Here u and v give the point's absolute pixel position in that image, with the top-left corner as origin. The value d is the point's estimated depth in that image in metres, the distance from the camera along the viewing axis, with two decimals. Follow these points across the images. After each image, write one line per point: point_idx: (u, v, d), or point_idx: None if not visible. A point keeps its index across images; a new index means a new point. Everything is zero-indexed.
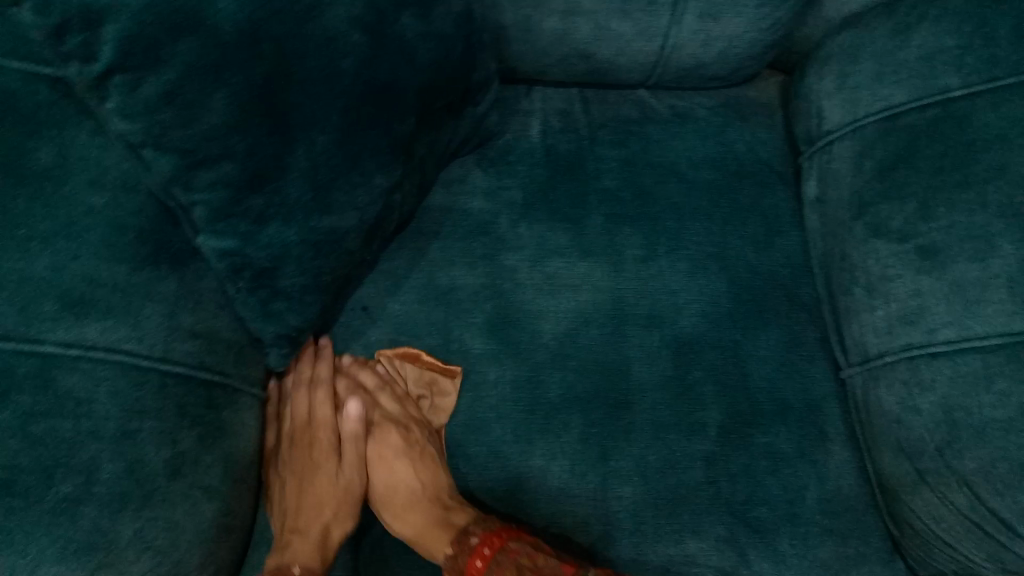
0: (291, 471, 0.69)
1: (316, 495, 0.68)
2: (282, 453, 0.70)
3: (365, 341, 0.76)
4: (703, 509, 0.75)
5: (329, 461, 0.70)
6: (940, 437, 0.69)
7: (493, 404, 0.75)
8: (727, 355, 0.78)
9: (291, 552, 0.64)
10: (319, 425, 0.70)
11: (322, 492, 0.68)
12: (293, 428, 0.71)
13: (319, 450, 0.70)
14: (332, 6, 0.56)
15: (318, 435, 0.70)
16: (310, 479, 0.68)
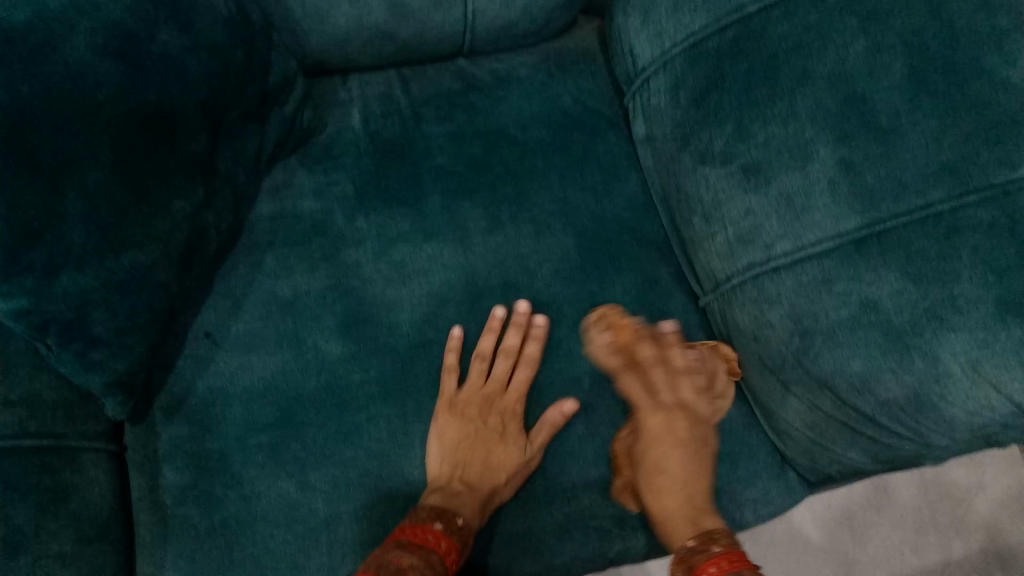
0: (463, 436, 0.72)
1: (491, 460, 0.72)
2: (457, 405, 0.73)
3: (216, 367, 0.73)
4: (590, 461, 0.76)
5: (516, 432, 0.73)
6: (795, 347, 0.70)
7: (362, 404, 0.74)
8: (586, 307, 0.78)
9: (458, 503, 0.69)
10: (515, 395, 0.75)
11: (507, 461, 0.72)
12: (471, 388, 0.74)
13: (507, 420, 0.74)
14: (67, 37, 0.55)
15: (507, 408, 0.74)
16: (470, 439, 0.72)
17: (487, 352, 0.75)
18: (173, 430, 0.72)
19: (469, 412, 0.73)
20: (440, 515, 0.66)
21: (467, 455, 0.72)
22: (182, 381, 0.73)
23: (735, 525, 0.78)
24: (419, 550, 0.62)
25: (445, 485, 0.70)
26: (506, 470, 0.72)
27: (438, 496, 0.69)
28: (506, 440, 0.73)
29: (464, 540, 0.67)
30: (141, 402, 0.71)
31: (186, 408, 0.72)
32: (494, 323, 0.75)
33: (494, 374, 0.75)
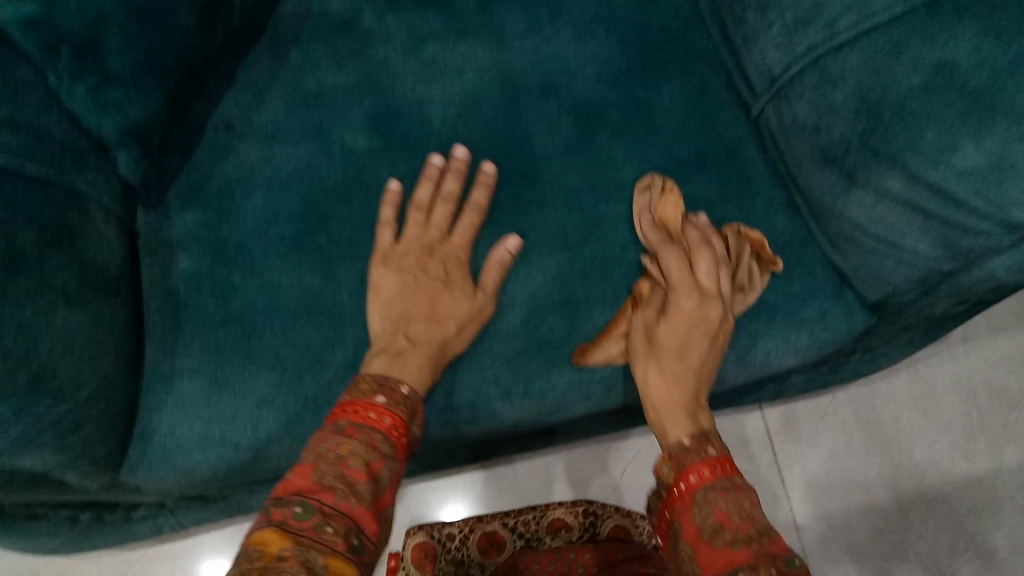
0: (403, 291, 0.63)
1: (438, 309, 0.63)
2: (393, 258, 0.65)
3: (236, 157, 0.69)
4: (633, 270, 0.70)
5: (462, 278, 0.65)
6: (862, 127, 0.64)
7: (389, 200, 0.68)
8: (630, 110, 0.72)
9: (402, 366, 0.59)
10: (456, 245, 0.66)
11: (456, 308, 0.63)
12: (409, 239, 0.65)
13: (452, 269, 0.65)
14: None
15: (450, 256, 0.65)
16: (411, 292, 0.63)
17: (424, 200, 0.67)
18: (189, 216, 0.68)
19: (409, 264, 0.64)
20: (381, 386, 0.56)
21: (410, 307, 0.62)
22: (200, 171, 0.68)
23: (790, 346, 0.73)
24: (361, 429, 0.52)
25: (389, 343, 0.61)
26: (456, 317, 0.63)
27: (382, 362, 0.59)
28: (452, 285, 0.64)
29: (411, 410, 0.56)
30: (158, 184, 0.68)
31: (204, 196, 0.68)
32: (432, 172, 0.67)
33: (432, 223, 0.66)
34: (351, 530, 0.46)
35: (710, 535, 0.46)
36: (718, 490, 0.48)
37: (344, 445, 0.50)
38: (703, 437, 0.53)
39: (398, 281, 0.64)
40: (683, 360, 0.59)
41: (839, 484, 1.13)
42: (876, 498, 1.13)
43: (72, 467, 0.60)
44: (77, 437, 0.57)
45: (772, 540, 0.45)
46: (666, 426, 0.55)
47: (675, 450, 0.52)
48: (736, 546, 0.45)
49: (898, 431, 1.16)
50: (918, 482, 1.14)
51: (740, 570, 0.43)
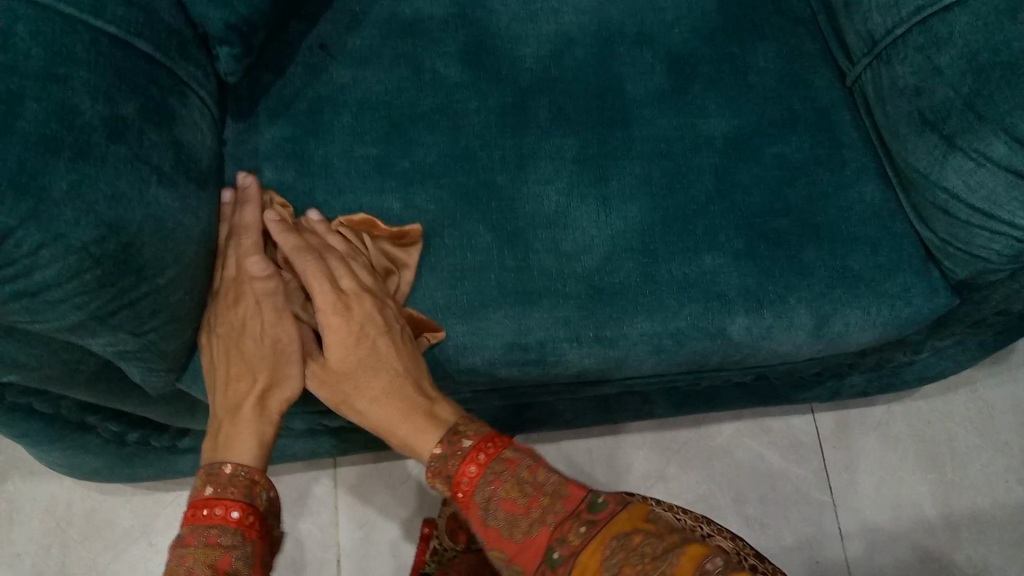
0: (222, 355, 0.57)
1: (244, 360, 0.56)
2: (232, 301, 0.58)
3: (328, 76, 0.69)
4: (716, 222, 0.69)
5: (261, 321, 0.56)
6: (970, 88, 0.63)
7: (476, 131, 0.68)
8: (725, 66, 0.73)
9: (233, 437, 0.53)
10: (250, 281, 0.58)
11: (254, 353, 0.56)
12: (223, 288, 0.59)
13: (250, 318, 0.57)
14: None
15: (247, 291, 0.58)
16: (226, 354, 0.56)
17: (254, 228, 0.60)
18: (278, 130, 0.67)
19: (218, 324, 0.58)
20: (214, 468, 0.51)
21: (228, 370, 0.56)
22: (290, 87, 0.68)
23: (871, 321, 0.70)
24: (196, 534, 0.48)
25: (217, 424, 0.54)
26: (263, 364, 0.55)
27: (210, 442, 0.53)
28: (248, 327, 0.57)
29: (248, 483, 0.51)
30: (252, 94, 0.68)
31: (292, 111, 0.68)
32: (224, 210, 0.62)
33: (240, 263, 0.59)
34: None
35: (510, 532, 0.46)
36: (492, 482, 0.48)
37: (185, 557, 0.47)
38: (440, 451, 0.51)
39: (215, 348, 0.58)
40: (389, 382, 0.55)
41: (886, 497, 1.07)
42: (924, 515, 1.07)
43: (141, 360, 0.58)
44: (151, 326, 0.56)
45: (561, 507, 0.46)
46: (414, 447, 0.53)
47: (433, 466, 0.51)
48: (535, 531, 0.45)
49: (952, 448, 1.10)
50: (969, 503, 1.08)
51: (554, 549, 0.44)
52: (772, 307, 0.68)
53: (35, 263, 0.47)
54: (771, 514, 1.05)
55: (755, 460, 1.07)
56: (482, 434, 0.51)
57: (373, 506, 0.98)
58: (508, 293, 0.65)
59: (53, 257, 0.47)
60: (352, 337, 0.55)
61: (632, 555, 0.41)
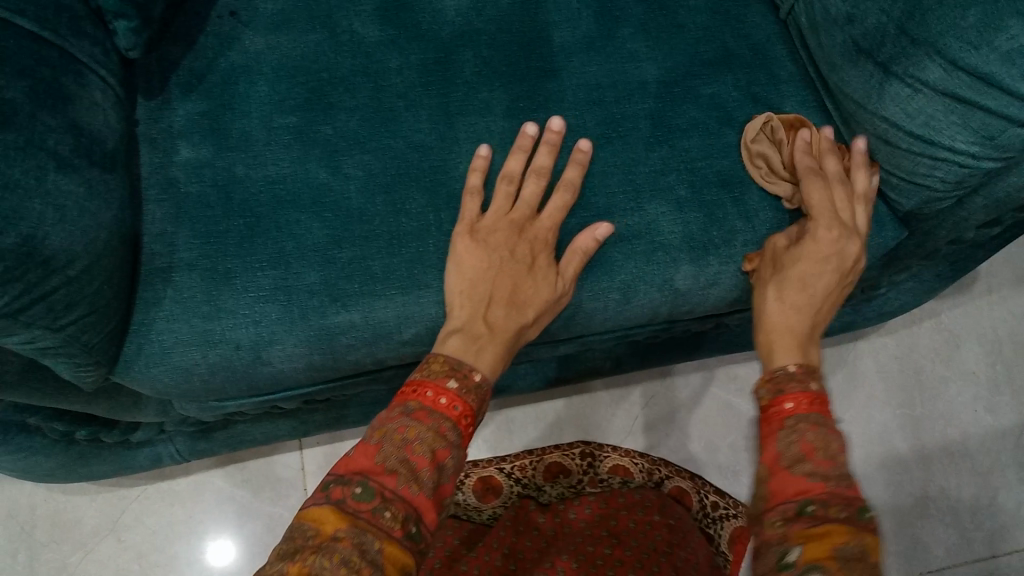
0: (489, 271, 0.59)
1: (521, 293, 0.59)
2: (480, 232, 0.61)
3: (241, 46, 0.66)
4: (656, 168, 0.67)
5: (543, 254, 0.61)
6: (900, 12, 0.61)
7: (399, 93, 0.66)
8: (654, 7, 0.71)
9: (476, 355, 0.56)
10: (547, 224, 0.62)
11: (535, 296, 0.60)
12: (497, 212, 0.62)
13: (539, 252, 0.61)
14: None
15: (538, 237, 0.62)
16: (495, 273, 0.59)
17: (515, 170, 0.63)
18: (193, 107, 0.64)
19: (504, 242, 0.60)
20: (455, 371, 0.54)
21: (493, 290, 0.59)
22: (202, 60, 0.66)
23: None
24: (430, 415, 0.51)
25: (467, 326, 0.57)
26: (534, 306, 0.59)
27: (455, 345, 0.56)
28: (535, 267, 0.60)
29: (483, 398, 0.55)
30: (161, 69, 0.65)
31: (206, 86, 0.65)
32: (529, 141, 0.64)
33: (522, 197, 0.62)
34: (410, 518, 0.46)
35: (795, 466, 0.48)
36: (807, 426, 0.50)
37: (412, 428, 0.49)
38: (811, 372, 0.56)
39: (488, 268, 0.59)
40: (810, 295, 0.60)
41: (858, 435, 1.07)
42: (896, 449, 1.07)
43: (65, 355, 0.56)
44: (66, 320, 0.53)
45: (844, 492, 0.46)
46: (778, 353, 0.57)
47: (780, 375, 0.55)
48: (813, 479, 0.47)
49: (920, 381, 1.10)
50: (941, 433, 1.08)
51: (811, 504, 0.46)
52: (718, 254, 0.67)
53: None
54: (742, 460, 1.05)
55: (722, 407, 1.07)
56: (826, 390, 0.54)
57: None
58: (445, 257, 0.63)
59: None
60: (833, 283, 0.60)
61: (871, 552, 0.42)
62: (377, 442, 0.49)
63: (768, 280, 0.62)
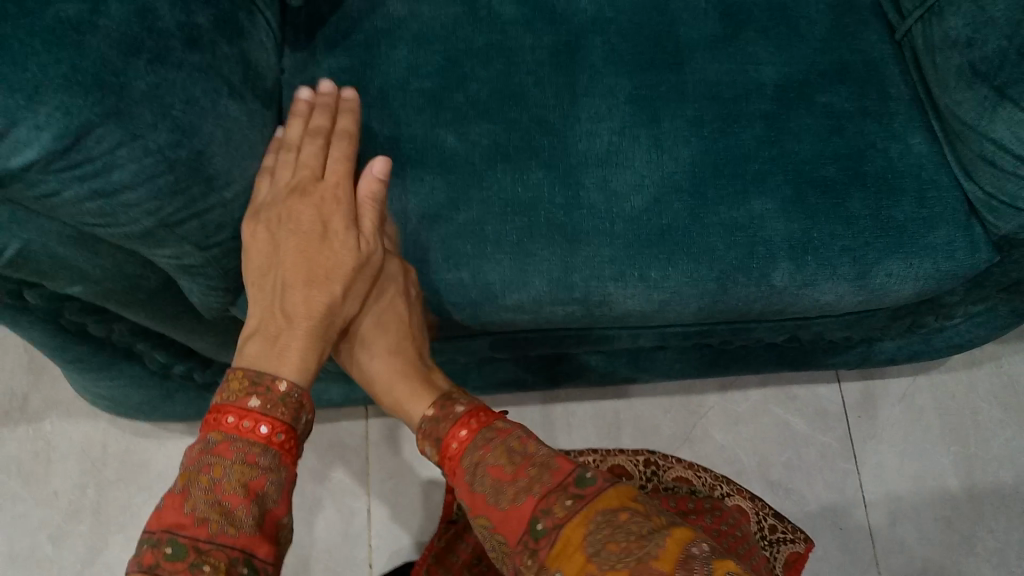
0: (292, 250, 0.57)
1: (319, 265, 0.57)
2: (266, 210, 0.57)
3: (386, 11, 0.70)
4: (767, 166, 0.70)
5: (337, 215, 0.58)
6: (1023, 39, 0.64)
7: (529, 69, 0.69)
8: (776, 16, 0.74)
9: (279, 355, 0.55)
10: (336, 181, 0.59)
11: (331, 263, 0.57)
12: (276, 185, 0.58)
13: (330, 212, 0.58)
14: None
15: (326, 195, 0.59)
16: (287, 251, 0.57)
17: (295, 135, 0.60)
18: (336, 62, 0.68)
19: (284, 212, 0.57)
20: (254, 389, 0.52)
21: (292, 271, 0.56)
22: (348, 20, 0.69)
23: (913, 270, 0.71)
24: (231, 443, 0.49)
25: (263, 325, 0.56)
26: (343, 271, 0.57)
27: (254, 352, 0.55)
28: (329, 233, 0.58)
29: (296, 406, 0.53)
30: (310, 25, 0.69)
31: (350, 44, 0.69)
32: (301, 108, 0.61)
33: (304, 161, 0.59)
34: (234, 560, 0.45)
35: (497, 499, 0.52)
36: (482, 449, 0.54)
37: (217, 466, 0.48)
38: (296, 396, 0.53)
39: (276, 251, 0.56)
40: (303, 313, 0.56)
41: (909, 467, 1.08)
42: (947, 486, 1.07)
43: (202, 276, 0.59)
44: (214, 241, 0.57)
45: (550, 479, 0.51)
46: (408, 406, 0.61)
47: (426, 427, 0.59)
48: (522, 500, 0.51)
49: (976, 421, 1.11)
50: (992, 476, 1.08)
51: (538, 520, 0.50)
52: (816, 255, 0.69)
53: (112, 163, 0.48)
54: (794, 478, 1.06)
55: (780, 425, 1.08)
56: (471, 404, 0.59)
57: (402, 455, 1.02)
58: (558, 229, 0.66)
59: (129, 158, 0.48)
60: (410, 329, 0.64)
61: (615, 532, 0.47)
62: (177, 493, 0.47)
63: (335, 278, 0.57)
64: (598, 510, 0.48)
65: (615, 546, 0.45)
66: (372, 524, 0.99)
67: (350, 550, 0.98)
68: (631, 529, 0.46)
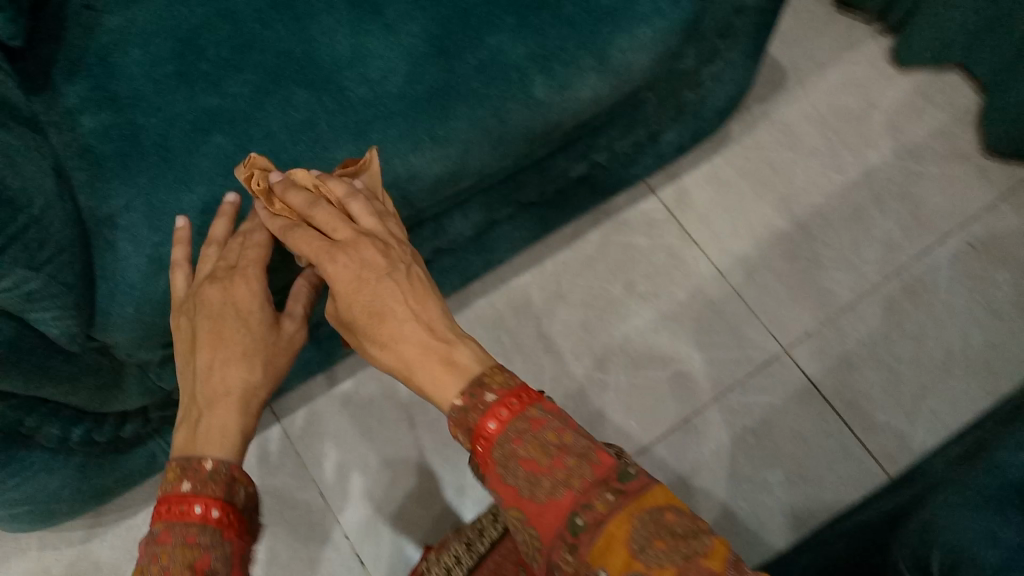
0: (208, 335, 0.62)
1: (230, 353, 0.62)
2: (184, 304, 0.65)
3: (101, 27, 0.74)
4: (488, 8, 0.79)
5: (255, 311, 0.64)
6: None
7: (253, 18, 0.76)
8: None
9: (198, 441, 0.59)
10: (250, 278, 0.65)
11: (243, 350, 0.63)
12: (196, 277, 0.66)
13: (240, 300, 0.64)
14: None
15: (240, 292, 0.65)
16: (201, 334, 0.63)
17: (220, 238, 0.68)
18: (80, 85, 0.72)
19: (214, 311, 0.63)
20: (187, 469, 0.56)
21: (204, 351, 0.62)
22: (72, 49, 0.74)
23: (639, 40, 0.82)
24: (175, 528, 0.53)
25: (187, 414, 0.61)
26: (252, 355, 0.63)
27: (182, 438, 0.59)
28: (243, 326, 0.64)
29: (229, 480, 0.57)
30: (36, 64, 0.73)
31: (84, 67, 0.73)
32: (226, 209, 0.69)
33: (223, 254, 0.67)
34: None
35: (533, 492, 0.52)
36: (514, 439, 0.53)
37: (163, 554, 0.51)
38: (490, 385, 0.56)
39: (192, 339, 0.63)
40: (438, 351, 0.59)
41: (742, 229, 1.22)
42: (776, 228, 1.23)
43: (52, 300, 0.62)
44: (44, 258, 0.62)
45: (589, 472, 0.52)
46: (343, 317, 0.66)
47: (456, 417, 0.56)
48: (559, 494, 0.51)
49: (773, 168, 1.27)
50: (805, 204, 1.25)
51: (577, 515, 0.50)
52: (561, 60, 0.80)
53: None
54: (658, 284, 1.18)
55: (627, 247, 1.20)
56: (505, 387, 0.56)
57: (330, 436, 1.06)
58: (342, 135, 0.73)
59: None
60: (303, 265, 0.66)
61: (661, 527, 0.48)
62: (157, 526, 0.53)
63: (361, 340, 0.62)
64: (506, 416, 0.54)
65: (538, 468, 0.52)
66: (331, 504, 1.04)
67: (322, 534, 1.03)
68: (555, 445, 0.53)
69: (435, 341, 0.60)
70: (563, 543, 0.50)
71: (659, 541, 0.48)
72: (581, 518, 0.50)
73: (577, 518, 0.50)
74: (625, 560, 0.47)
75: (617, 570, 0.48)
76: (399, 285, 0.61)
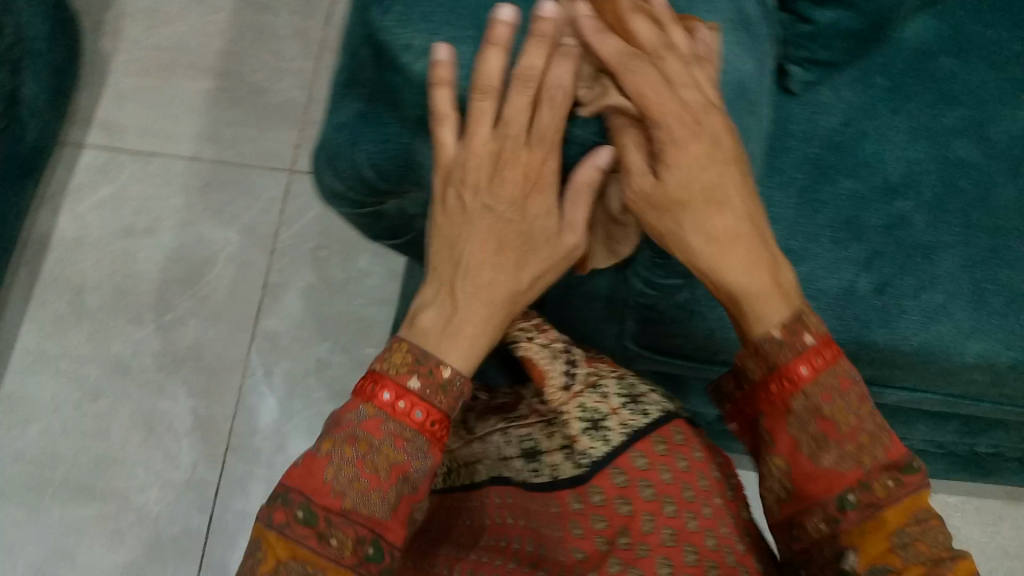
0: (484, 196, 0.50)
1: (506, 241, 0.50)
2: (455, 174, 0.50)
3: None
4: None
5: (548, 196, 0.51)
6: None
7: None
8: None
9: (437, 356, 0.50)
10: (540, 155, 0.50)
11: (518, 245, 0.51)
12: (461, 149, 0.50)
13: (525, 173, 0.50)
14: None
15: (533, 171, 0.50)
16: (480, 167, 0.50)
17: (451, 112, 0.49)
18: None
19: (489, 188, 0.50)
20: (421, 363, 0.49)
21: (475, 183, 0.50)
22: None
23: None
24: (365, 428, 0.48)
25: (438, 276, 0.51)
26: (530, 254, 0.51)
27: (434, 322, 0.51)
28: (527, 224, 0.51)
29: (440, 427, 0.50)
30: None
31: None
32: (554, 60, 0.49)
33: (506, 123, 0.49)
34: (359, 539, 0.46)
35: (844, 465, 0.50)
36: (831, 400, 0.51)
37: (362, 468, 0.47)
38: (809, 322, 0.52)
39: (461, 219, 0.50)
40: (767, 263, 0.52)
41: (179, 113, 1.17)
42: (204, 90, 1.18)
43: None
44: None
45: (879, 454, 0.50)
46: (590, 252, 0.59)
47: (772, 351, 0.51)
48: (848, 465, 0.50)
49: (160, 49, 1.19)
50: (212, 54, 1.20)
51: (846, 492, 0.49)
52: None
53: None
54: (152, 214, 1.12)
55: (97, 206, 1.12)
56: (818, 332, 0.52)
57: None
58: None
59: None
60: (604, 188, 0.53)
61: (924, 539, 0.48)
62: (259, 533, 0.46)
63: (678, 233, 0.51)
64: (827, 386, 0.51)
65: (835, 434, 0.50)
66: None
67: None
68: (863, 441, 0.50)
69: (759, 235, 0.52)
70: (818, 512, 0.50)
71: (920, 542, 0.48)
72: (851, 496, 0.49)
73: (848, 494, 0.49)
74: (879, 549, 0.48)
75: (869, 556, 0.48)
76: (747, 196, 0.52)
